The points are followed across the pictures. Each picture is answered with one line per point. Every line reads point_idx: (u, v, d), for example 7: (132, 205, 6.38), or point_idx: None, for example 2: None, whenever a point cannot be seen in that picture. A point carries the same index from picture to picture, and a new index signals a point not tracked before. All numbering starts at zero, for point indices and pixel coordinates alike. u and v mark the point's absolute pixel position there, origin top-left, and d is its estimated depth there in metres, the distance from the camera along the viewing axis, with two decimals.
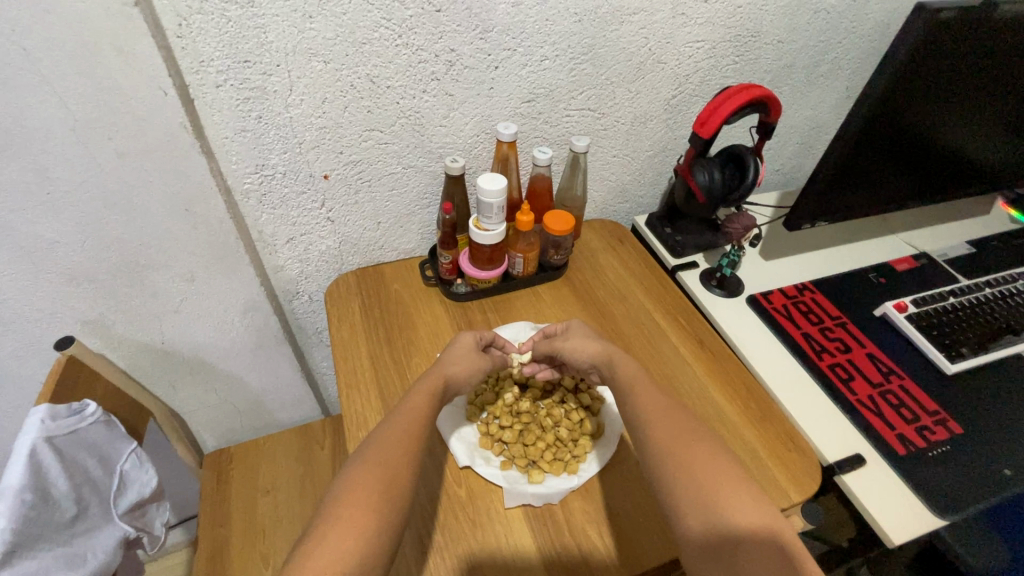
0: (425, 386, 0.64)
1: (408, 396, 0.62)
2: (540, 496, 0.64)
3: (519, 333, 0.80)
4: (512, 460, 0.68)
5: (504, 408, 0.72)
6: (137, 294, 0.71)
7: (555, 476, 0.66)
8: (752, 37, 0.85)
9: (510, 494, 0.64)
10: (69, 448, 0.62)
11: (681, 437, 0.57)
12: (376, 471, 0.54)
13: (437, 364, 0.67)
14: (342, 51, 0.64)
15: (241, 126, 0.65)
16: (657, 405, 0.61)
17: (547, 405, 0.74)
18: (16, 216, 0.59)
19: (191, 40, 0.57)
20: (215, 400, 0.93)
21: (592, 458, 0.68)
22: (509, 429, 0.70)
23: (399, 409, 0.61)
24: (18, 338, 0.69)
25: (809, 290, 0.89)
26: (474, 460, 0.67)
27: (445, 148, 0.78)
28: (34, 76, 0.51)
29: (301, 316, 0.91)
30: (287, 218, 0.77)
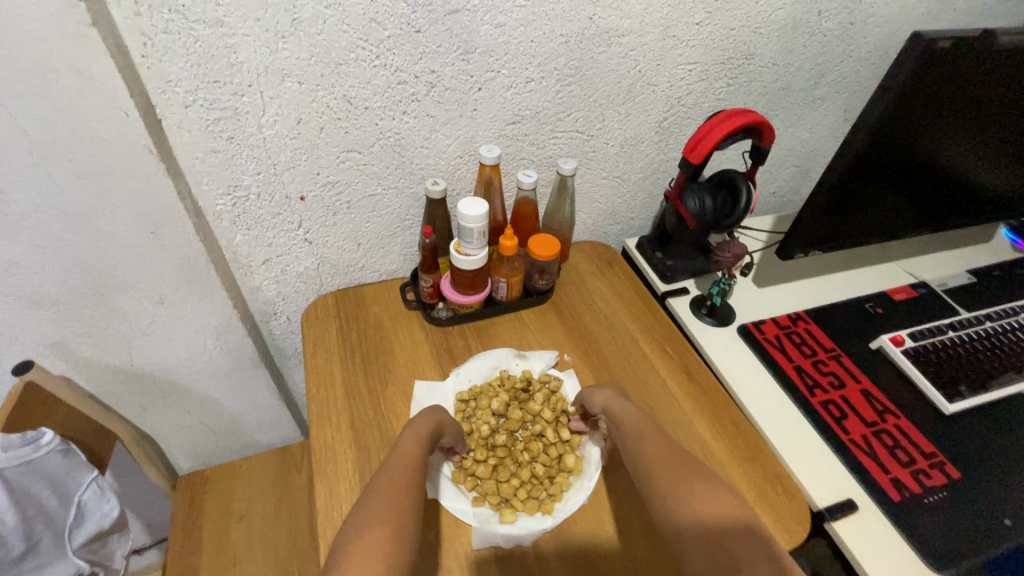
0: (416, 430, 0.62)
1: (401, 442, 0.60)
2: (511, 536, 0.61)
3: (501, 361, 0.78)
4: (484, 497, 0.65)
5: (480, 440, 0.70)
6: (104, 317, 0.69)
7: (528, 515, 0.63)
8: (746, 60, 0.83)
9: (479, 533, 0.60)
10: (19, 479, 0.60)
11: (678, 470, 0.55)
12: (385, 512, 0.50)
13: (422, 414, 0.65)
14: (318, 71, 0.62)
15: (211, 147, 0.63)
16: (654, 440, 0.60)
17: (525, 439, 0.71)
18: None
19: (157, 60, 0.55)
20: (188, 423, 0.90)
21: (570, 496, 0.65)
22: (484, 463, 0.67)
23: (393, 456, 0.58)
24: None
25: (803, 320, 0.86)
26: (446, 494, 0.64)
27: (427, 169, 0.76)
28: None
29: (279, 336, 0.88)
30: (262, 239, 0.74)
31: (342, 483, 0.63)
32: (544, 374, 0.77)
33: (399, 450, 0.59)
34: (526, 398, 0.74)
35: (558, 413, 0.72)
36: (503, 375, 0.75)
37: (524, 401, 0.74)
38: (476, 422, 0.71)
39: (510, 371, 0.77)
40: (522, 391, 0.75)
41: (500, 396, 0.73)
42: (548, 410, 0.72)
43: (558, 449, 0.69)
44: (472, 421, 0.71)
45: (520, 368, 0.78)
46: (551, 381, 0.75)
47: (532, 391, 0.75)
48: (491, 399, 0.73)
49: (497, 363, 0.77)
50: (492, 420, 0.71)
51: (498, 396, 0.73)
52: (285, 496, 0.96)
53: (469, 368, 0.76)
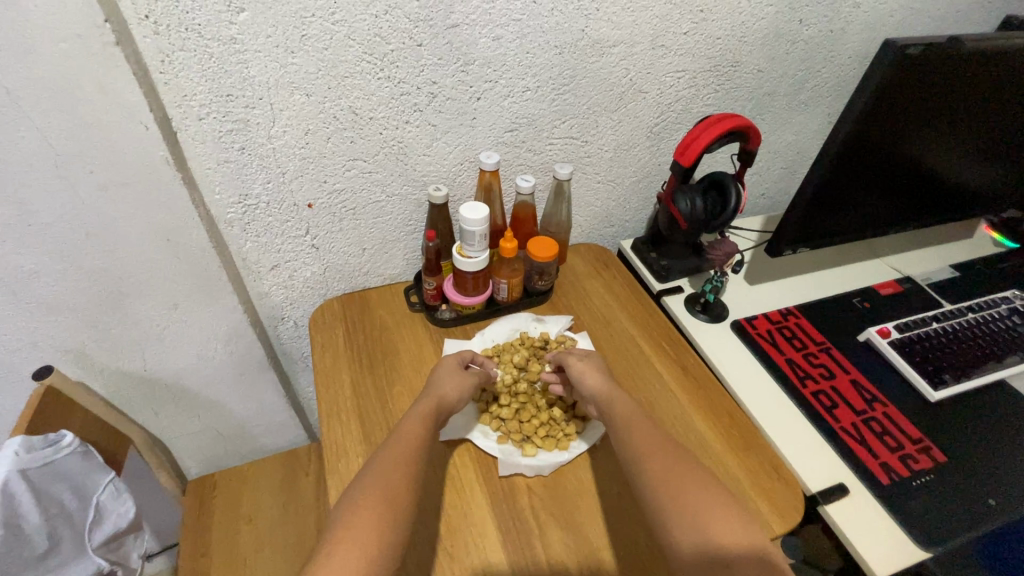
0: (420, 409, 0.65)
1: (405, 420, 0.63)
2: (533, 468, 0.67)
3: (520, 325, 0.84)
4: (508, 436, 0.71)
5: (503, 388, 0.75)
6: (119, 323, 0.71)
7: (548, 450, 0.69)
8: (732, 67, 0.87)
9: (503, 464, 0.67)
10: (42, 479, 0.61)
11: (674, 472, 0.56)
12: (380, 489, 0.54)
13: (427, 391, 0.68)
14: (324, 84, 0.65)
15: (224, 157, 0.66)
16: (646, 440, 0.61)
17: (542, 388, 0.77)
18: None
19: (174, 76, 0.58)
20: (199, 427, 0.92)
21: (584, 436, 0.71)
22: (507, 406, 0.73)
23: (395, 434, 0.61)
24: None
25: (793, 315, 0.89)
26: (473, 433, 0.70)
27: (429, 176, 0.79)
28: (15, 114, 0.51)
29: (287, 341, 0.91)
30: (271, 246, 0.77)
31: (354, 478, 0.66)
32: (560, 335, 0.83)
33: (404, 427, 0.62)
34: (544, 353, 0.80)
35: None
36: (523, 336, 0.82)
37: (542, 357, 0.80)
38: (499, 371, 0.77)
39: (529, 333, 0.83)
40: (540, 349, 0.81)
41: (521, 351, 0.79)
42: None
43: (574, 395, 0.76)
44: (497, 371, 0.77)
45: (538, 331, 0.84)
46: (567, 341, 0.82)
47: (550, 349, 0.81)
48: (513, 354, 0.79)
49: (517, 326, 0.84)
50: (515, 371, 0.77)
51: (520, 351, 0.79)
52: (292, 499, 0.98)
53: (493, 330, 0.83)
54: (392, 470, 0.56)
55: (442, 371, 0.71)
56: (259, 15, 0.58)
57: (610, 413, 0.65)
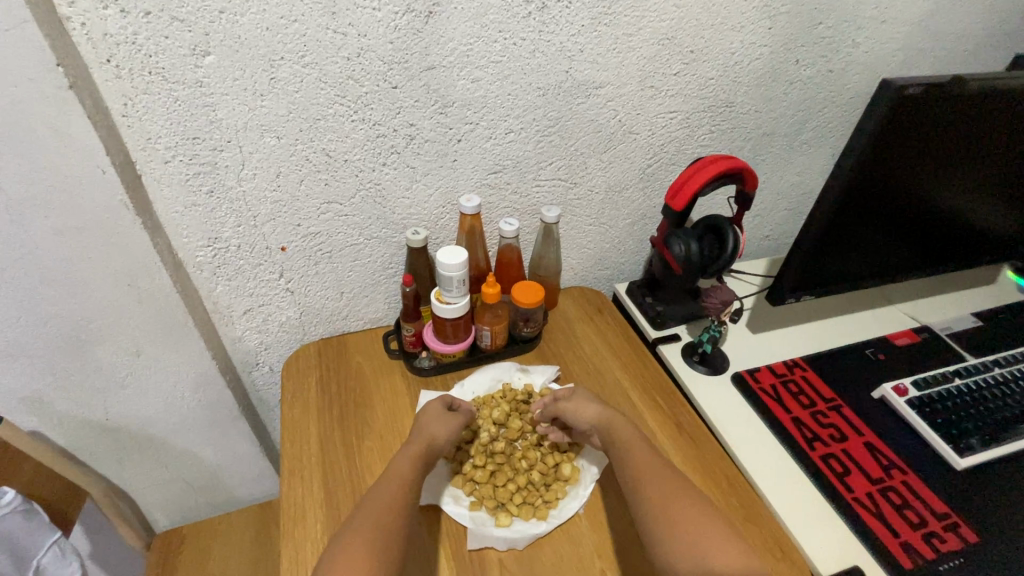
0: (409, 453, 0.61)
1: (395, 462, 0.60)
2: (507, 541, 0.61)
3: (502, 374, 0.78)
4: (481, 501, 0.65)
5: (479, 448, 0.70)
6: (79, 370, 0.68)
7: (524, 520, 0.63)
8: (726, 107, 0.84)
9: (474, 535, 0.61)
10: None
11: (669, 491, 0.57)
12: (366, 537, 0.51)
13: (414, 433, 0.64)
14: (296, 126, 0.63)
15: (192, 201, 0.64)
16: (644, 457, 0.62)
17: (522, 447, 0.72)
18: None
19: (137, 119, 0.57)
20: (167, 478, 0.87)
21: (565, 504, 0.65)
22: (482, 468, 0.67)
23: (383, 478, 0.58)
24: None
25: (800, 367, 0.83)
26: (443, 498, 0.64)
27: (409, 219, 0.77)
28: None
29: (262, 386, 0.87)
30: (243, 289, 0.74)
31: (310, 546, 0.60)
32: (545, 388, 0.77)
33: (394, 470, 0.59)
34: (526, 409, 0.75)
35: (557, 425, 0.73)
36: (505, 388, 0.76)
37: (525, 413, 0.75)
38: (475, 428, 0.71)
39: (512, 385, 0.78)
40: (523, 402, 0.76)
41: (501, 406, 0.73)
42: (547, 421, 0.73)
43: (555, 457, 0.70)
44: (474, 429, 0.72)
45: (521, 383, 0.78)
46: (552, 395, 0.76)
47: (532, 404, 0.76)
48: (492, 409, 0.74)
49: (498, 375, 0.78)
50: (493, 429, 0.72)
51: (500, 406, 0.73)
52: (262, 557, 0.91)
53: (473, 380, 0.78)
54: (380, 516, 0.53)
55: (427, 410, 0.67)
56: (226, 58, 0.56)
57: (612, 437, 0.65)
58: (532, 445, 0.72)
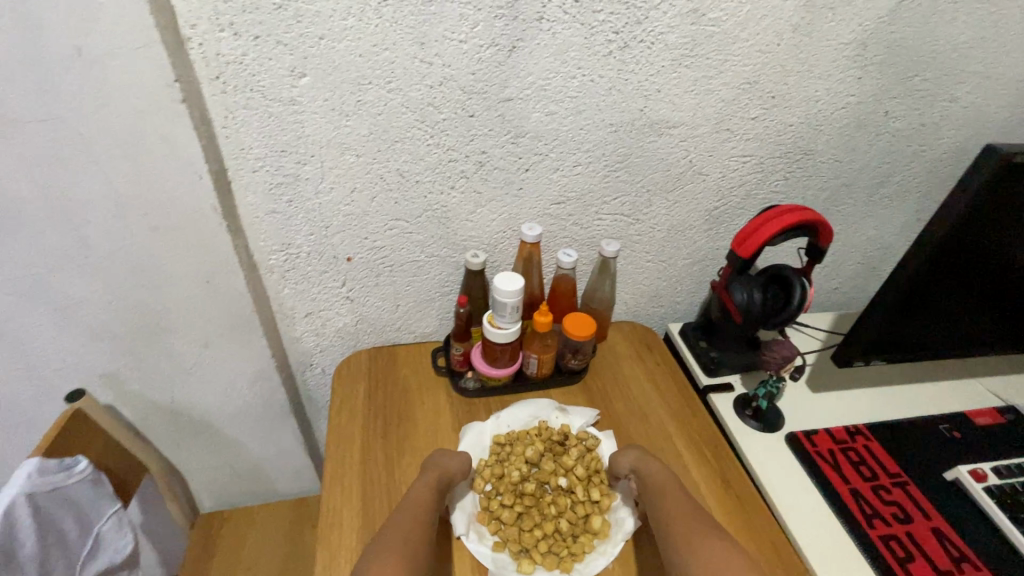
0: (426, 479, 0.63)
1: (412, 489, 0.62)
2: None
3: (539, 412, 0.77)
4: (505, 542, 0.65)
5: (509, 486, 0.69)
6: (153, 354, 0.73)
7: (546, 570, 0.63)
8: (803, 155, 0.81)
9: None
10: (50, 505, 0.63)
11: (697, 529, 0.57)
12: (393, 550, 0.53)
13: (429, 463, 0.66)
14: (375, 147, 0.66)
15: (273, 208, 0.68)
16: (674, 498, 0.61)
17: (554, 490, 0.70)
18: (53, 276, 0.63)
19: (234, 131, 0.61)
20: (216, 463, 0.92)
21: (591, 560, 0.64)
22: (510, 508, 0.67)
23: (404, 500, 0.60)
24: (37, 384, 0.72)
25: (863, 436, 0.77)
26: (468, 532, 0.64)
27: (470, 241, 0.78)
28: (88, 156, 0.55)
29: (312, 387, 0.90)
30: (307, 294, 0.78)
31: (344, 553, 0.61)
32: (582, 432, 0.76)
33: (402, 509, 0.59)
34: (562, 451, 0.74)
35: (592, 472, 0.71)
36: (541, 426, 0.75)
37: (560, 454, 0.74)
38: (507, 465, 0.71)
39: (549, 424, 0.76)
40: (558, 443, 0.75)
41: (536, 445, 0.73)
42: (582, 467, 0.71)
43: (586, 506, 0.68)
44: (506, 465, 0.71)
45: (558, 423, 0.77)
46: (588, 440, 0.75)
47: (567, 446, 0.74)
48: (525, 446, 0.73)
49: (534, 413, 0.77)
50: (525, 467, 0.71)
51: (533, 445, 0.73)
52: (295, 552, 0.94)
53: (510, 414, 0.77)
54: (406, 534, 0.55)
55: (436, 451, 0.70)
56: (320, 80, 0.60)
57: (645, 480, 0.65)
58: (563, 489, 0.71)
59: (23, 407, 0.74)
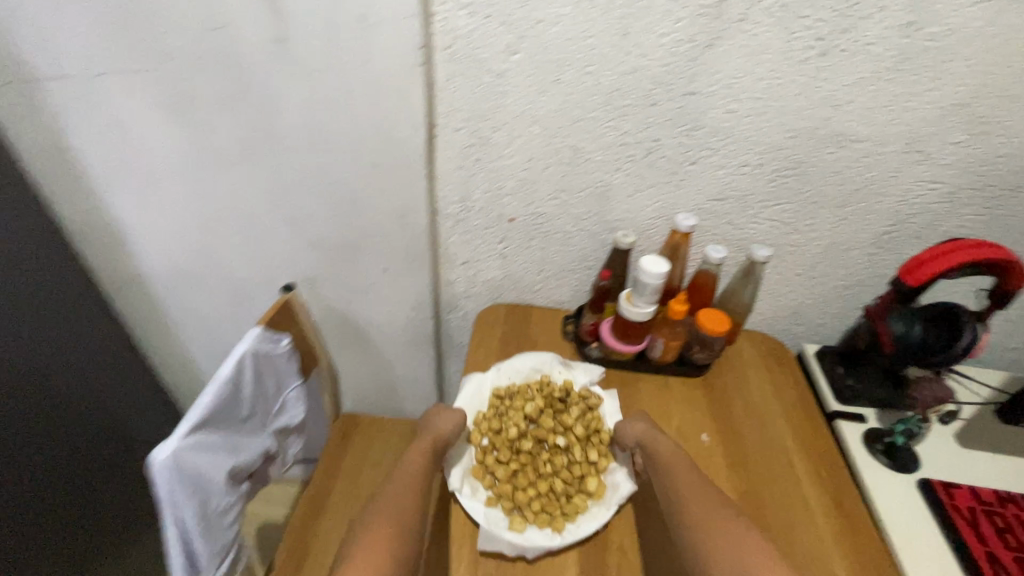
0: (417, 446, 0.71)
1: (404, 462, 0.70)
2: (514, 545, 0.65)
3: (540, 365, 0.84)
4: (498, 500, 0.70)
5: (506, 441, 0.75)
6: (346, 268, 0.90)
7: (537, 529, 0.67)
8: (1008, 191, 0.74)
9: (485, 537, 0.65)
10: (263, 365, 0.80)
11: (714, 510, 0.60)
12: (387, 517, 0.62)
13: (428, 427, 0.74)
14: (559, 123, 0.74)
15: (461, 164, 0.79)
16: (685, 476, 0.65)
17: (548, 450, 0.76)
18: (297, 191, 0.81)
19: (449, 94, 0.72)
20: (364, 372, 1.09)
21: (584, 521, 0.69)
22: (505, 466, 0.73)
23: (398, 470, 0.69)
24: (263, 273, 0.93)
25: (1015, 505, 0.70)
26: (463, 488, 0.70)
27: (622, 222, 0.83)
28: (345, 100, 0.70)
29: (452, 328, 1.03)
30: (470, 243, 0.89)
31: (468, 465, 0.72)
32: (585, 390, 0.82)
33: (392, 482, 0.67)
34: (561, 409, 0.79)
35: (591, 432, 0.77)
36: (544, 378, 0.82)
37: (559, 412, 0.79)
38: (505, 420, 0.77)
39: (550, 376, 0.83)
40: (559, 401, 0.80)
41: (535, 402, 0.78)
42: (580, 426, 0.76)
43: (580, 466, 0.73)
44: (504, 419, 0.77)
45: (557, 377, 0.84)
46: (588, 399, 0.80)
47: (569, 402, 0.81)
48: (525, 402, 0.78)
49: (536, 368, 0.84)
50: (522, 424, 0.76)
51: (532, 401, 0.78)
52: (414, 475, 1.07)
53: (511, 366, 0.83)
54: (397, 501, 0.64)
55: (433, 409, 0.77)
56: (529, 58, 0.69)
57: (652, 452, 0.69)
58: (559, 448, 0.76)
59: (250, 289, 0.96)
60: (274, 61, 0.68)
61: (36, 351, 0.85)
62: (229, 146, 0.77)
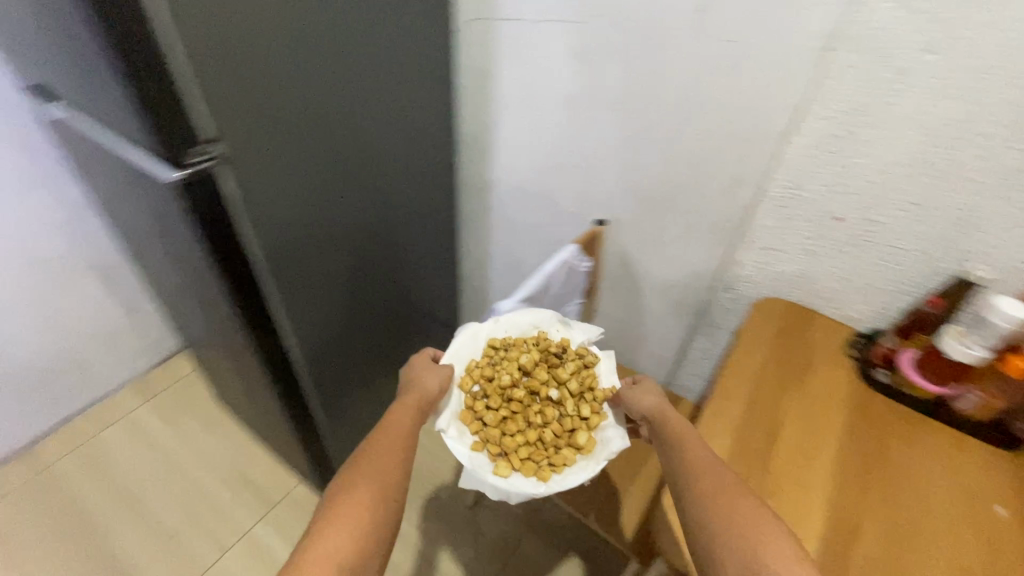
0: (407, 400, 0.87)
1: (394, 412, 0.84)
2: (503, 486, 0.92)
3: (562, 331, 1.04)
4: (487, 449, 0.96)
5: (495, 389, 1.00)
6: (659, 218, 1.03)
7: (522, 475, 0.93)
8: None
9: (472, 476, 0.95)
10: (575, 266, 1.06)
11: (758, 511, 0.61)
12: (372, 470, 0.72)
13: (415, 362, 0.98)
14: (946, 132, 0.70)
15: (814, 154, 0.80)
16: (707, 453, 0.69)
17: (531, 408, 1.00)
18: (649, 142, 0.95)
19: (834, 80, 0.73)
20: (624, 315, 1.24)
21: (569, 473, 0.93)
22: (491, 411, 0.98)
23: (388, 423, 0.80)
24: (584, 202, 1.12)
25: None
26: (449, 429, 0.97)
27: (979, 254, 0.76)
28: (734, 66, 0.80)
29: (722, 308, 1.06)
30: (781, 232, 0.90)
31: (722, 423, 0.78)
32: (581, 345, 1.04)
33: (366, 447, 0.76)
34: (556, 361, 1.02)
35: (582, 391, 0.99)
36: (539, 334, 1.04)
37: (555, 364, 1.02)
38: (497, 370, 1.01)
39: (552, 335, 1.04)
40: (554, 355, 1.03)
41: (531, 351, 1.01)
42: (573, 384, 1.00)
43: (573, 423, 0.97)
44: (496, 368, 1.01)
45: (558, 334, 1.05)
46: (587, 357, 1.00)
47: (565, 356, 1.03)
48: (518, 348, 1.02)
49: (539, 322, 1.05)
50: (514, 371, 0.99)
51: (528, 354, 1.00)
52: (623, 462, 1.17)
53: (511, 321, 1.05)
54: (372, 450, 0.75)
55: (413, 367, 0.96)
56: (945, 58, 0.65)
57: (662, 424, 0.78)
58: (554, 399, 1.00)
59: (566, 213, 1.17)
60: (681, 27, 0.81)
61: (428, 208, 1.21)
62: (609, 93, 0.94)
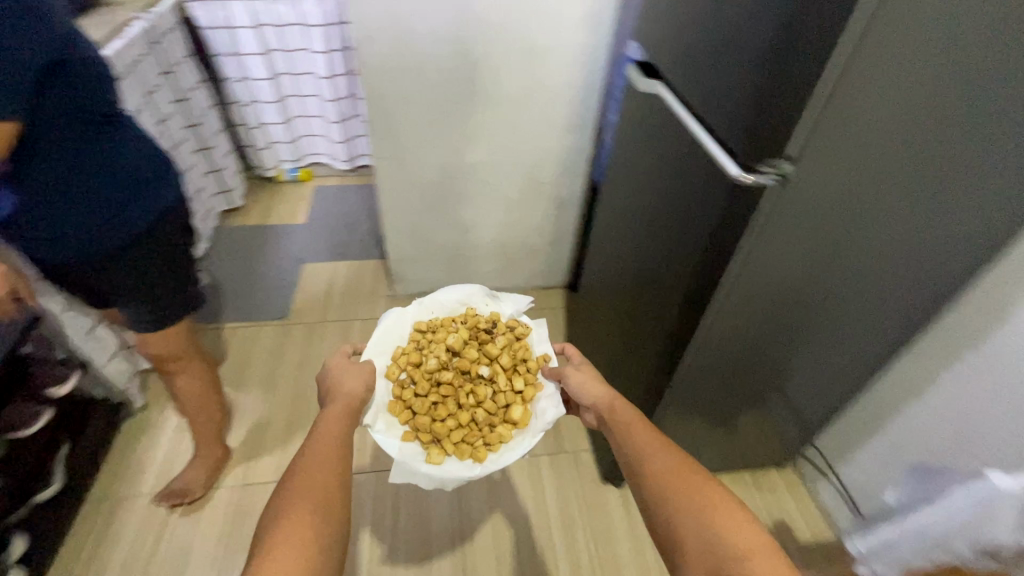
0: (334, 407, 0.70)
1: (319, 421, 0.67)
2: (435, 474, 0.77)
3: (472, 297, 0.95)
4: (414, 434, 0.81)
5: (426, 371, 0.85)
6: None
7: (452, 461, 0.79)
8: None
9: (401, 471, 0.77)
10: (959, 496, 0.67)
11: (684, 483, 0.59)
12: (303, 491, 0.57)
13: (330, 370, 0.78)
14: None
15: None
16: (660, 461, 0.62)
17: (462, 393, 0.85)
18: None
19: None
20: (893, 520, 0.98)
21: (503, 451, 0.80)
22: (421, 398, 0.83)
23: (311, 435, 0.65)
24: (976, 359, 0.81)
25: None
26: (376, 421, 0.80)
27: None
28: None
29: None
30: None
31: None
32: (514, 320, 0.92)
33: (301, 462, 0.61)
34: (488, 338, 0.89)
35: (513, 362, 0.86)
36: (467, 310, 0.93)
37: (484, 342, 0.89)
38: (426, 354, 0.87)
39: (477, 308, 0.94)
40: (485, 333, 0.90)
41: (458, 334, 0.88)
42: (505, 357, 0.86)
43: (508, 396, 0.84)
44: (426, 352, 0.88)
45: (487, 309, 0.94)
46: (520, 328, 0.91)
47: (496, 331, 0.90)
48: (444, 335, 0.89)
49: (466, 300, 0.94)
50: (444, 353, 0.87)
51: (454, 334, 0.88)
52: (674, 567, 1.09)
53: (432, 301, 0.94)
54: (317, 459, 0.62)
55: (332, 365, 0.79)
56: None
57: (612, 416, 0.72)
58: (484, 378, 0.86)
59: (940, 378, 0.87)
60: None
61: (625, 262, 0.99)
62: None
